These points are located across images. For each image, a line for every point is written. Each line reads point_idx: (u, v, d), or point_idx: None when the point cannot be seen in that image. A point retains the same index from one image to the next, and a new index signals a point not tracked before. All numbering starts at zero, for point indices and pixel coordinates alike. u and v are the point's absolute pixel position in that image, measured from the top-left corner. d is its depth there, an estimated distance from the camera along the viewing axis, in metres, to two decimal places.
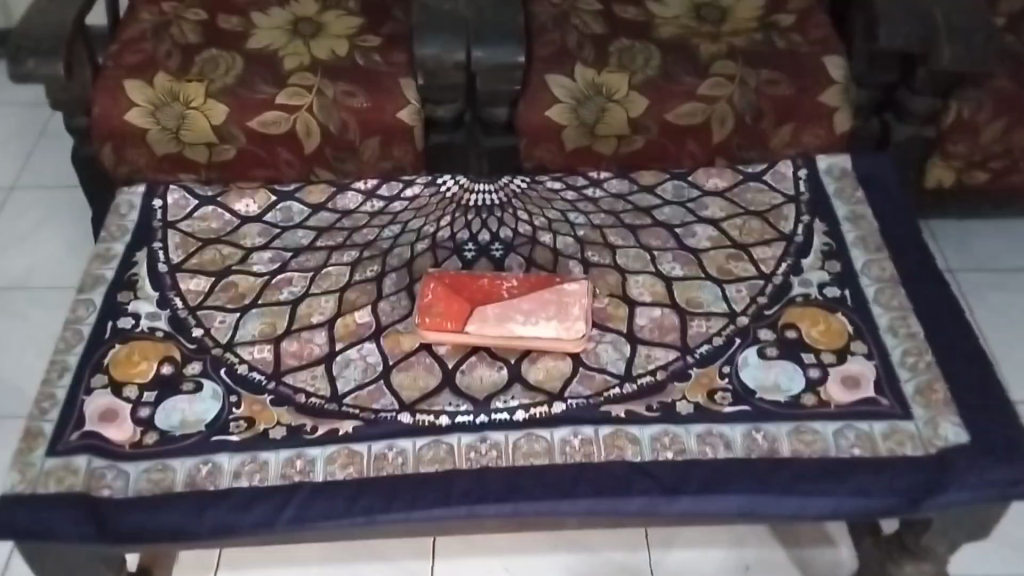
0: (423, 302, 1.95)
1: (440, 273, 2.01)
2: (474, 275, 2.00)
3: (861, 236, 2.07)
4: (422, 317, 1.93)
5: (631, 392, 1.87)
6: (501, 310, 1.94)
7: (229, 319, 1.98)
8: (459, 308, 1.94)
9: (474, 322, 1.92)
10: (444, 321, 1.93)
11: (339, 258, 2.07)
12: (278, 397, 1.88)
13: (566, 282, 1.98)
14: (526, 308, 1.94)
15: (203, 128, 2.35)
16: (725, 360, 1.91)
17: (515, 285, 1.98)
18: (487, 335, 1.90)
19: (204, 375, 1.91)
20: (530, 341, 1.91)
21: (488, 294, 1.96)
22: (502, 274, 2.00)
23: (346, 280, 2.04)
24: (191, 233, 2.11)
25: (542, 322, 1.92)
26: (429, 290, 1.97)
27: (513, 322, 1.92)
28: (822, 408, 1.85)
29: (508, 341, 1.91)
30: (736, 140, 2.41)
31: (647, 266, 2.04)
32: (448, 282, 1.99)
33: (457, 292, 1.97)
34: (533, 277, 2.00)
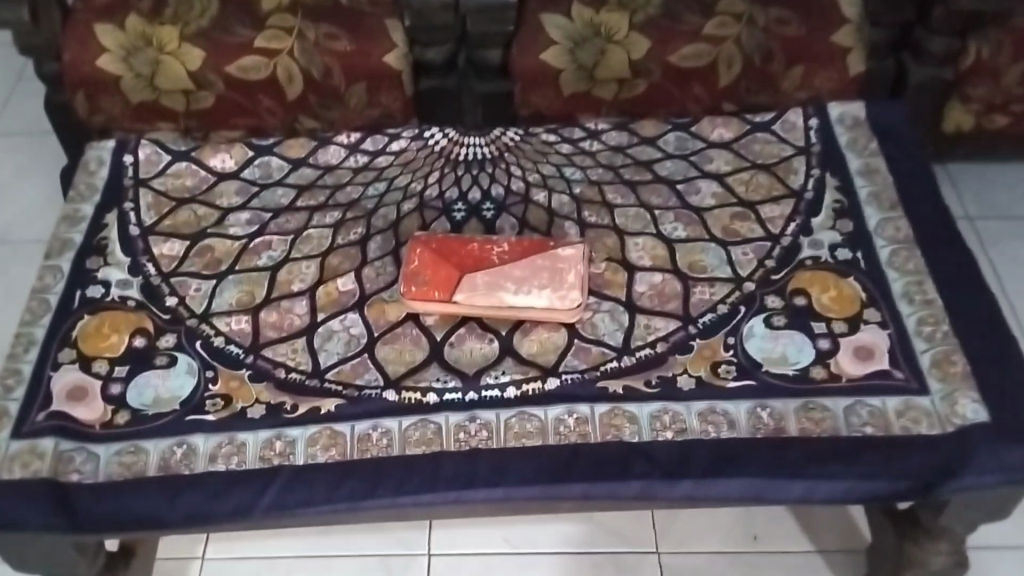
0: (409, 270, 1.85)
1: (427, 236, 1.90)
2: (463, 239, 1.89)
3: (874, 193, 1.95)
4: (408, 287, 1.83)
5: (628, 367, 1.77)
6: (492, 277, 1.83)
7: (205, 287, 1.88)
8: (446, 276, 1.84)
9: (462, 291, 1.82)
10: (431, 291, 1.82)
11: (321, 220, 1.96)
12: (256, 373, 1.78)
13: (560, 246, 1.87)
14: (518, 275, 1.83)
15: (178, 75, 2.23)
16: (729, 330, 1.80)
17: (507, 251, 1.87)
18: (476, 306, 1.80)
19: (178, 349, 1.81)
20: (522, 313, 1.81)
21: (478, 260, 1.86)
22: (493, 238, 1.90)
23: (329, 244, 1.93)
24: (164, 192, 2.00)
25: (535, 291, 1.81)
26: (415, 256, 1.87)
27: (503, 291, 1.81)
28: (832, 383, 1.74)
29: (499, 313, 1.81)
30: (744, 83, 2.27)
31: (647, 227, 1.92)
32: (435, 247, 1.88)
33: (445, 258, 1.86)
34: (526, 240, 1.89)
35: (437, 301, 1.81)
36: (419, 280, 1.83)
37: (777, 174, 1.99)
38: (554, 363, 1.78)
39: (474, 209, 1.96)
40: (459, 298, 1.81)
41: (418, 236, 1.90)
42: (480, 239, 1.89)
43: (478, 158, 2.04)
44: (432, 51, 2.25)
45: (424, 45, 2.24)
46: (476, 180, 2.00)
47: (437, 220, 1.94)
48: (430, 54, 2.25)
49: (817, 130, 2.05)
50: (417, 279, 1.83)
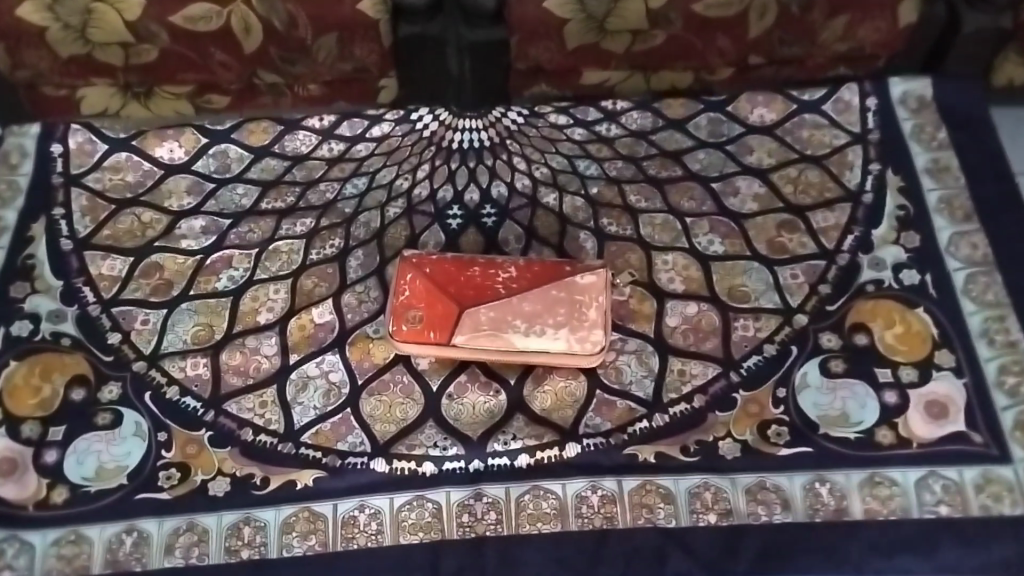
0: (398, 304, 1.55)
1: (418, 257, 1.59)
2: (462, 261, 1.59)
3: (946, 198, 1.65)
4: (397, 327, 1.53)
5: (661, 429, 1.49)
6: (497, 313, 1.53)
7: (154, 319, 1.58)
8: (444, 311, 1.54)
9: (462, 333, 1.52)
10: (425, 332, 1.52)
11: (292, 228, 1.66)
12: (217, 435, 1.51)
13: (578, 271, 1.57)
14: (528, 310, 1.53)
15: (114, 25, 1.85)
16: (779, 381, 1.52)
17: (514, 277, 1.57)
18: (481, 350, 1.51)
19: (123, 403, 1.52)
20: (536, 357, 1.51)
21: (481, 289, 1.55)
22: (496, 260, 1.59)
23: (301, 261, 1.63)
24: (101, 191, 1.69)
25: (549, 331, 1.52)
26: (404, 285, 1.56)
27: (512, 332, 1.52)
28: (900, 448, 1.47)
29: (508, 357, 1.52)
30: (780, 34, 1.91)
31: (679, 242, 1.63)
32: (429, 272, 1.57)
33: (441, 287, 1.56)
34: (536, 263, 1.58)
35: (434, 344, 1.51)
36: (411, 316, 1.54)
37: (830, 172, 1.68)
38: (574, 423, 1.50)
39: (473, 215, 1.67)
40: (460, 340, 1.51)
41: (407, 256, 1.59)
42: (481, 261, 1.59)
43: (475, 148, 1.74)
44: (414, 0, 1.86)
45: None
46: (473, 177, 1.71)
47: (427, 231, 1.65)
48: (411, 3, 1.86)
49: (875, 113, 1.74)
50: (408, 316, 1.54)
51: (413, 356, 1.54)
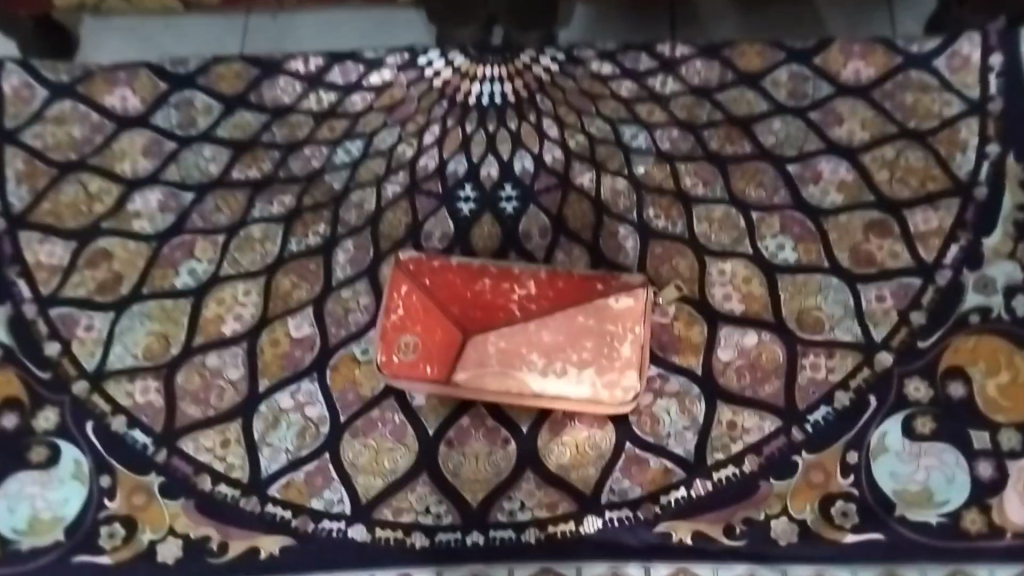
0: (388, 328, 1.25)
1: (417, 262, 1.28)
2: (471, 270, 1.29)
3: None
4: (386, 358, 1.24)
5: (702, 503, 1.21)
6: (508, 346, 1.24)
7: (99, 325, 1.32)
8: (445, 339, 1.25)
9: (463, 369, 1.23)
10: (420, 365, 1.23)
11: (268, 208, 1.38)
12: (169, 482, 1.26)
13: (612, 289, 1.25)
14: (546, 347, 1.23)
15: None
16: (851, 441, 1.22)
17: (532, 296, 1.27)
18: (486, 392, 1.22)
19: (60, 436, 1.27)
20: (553, 403, 1.22)
21: (491, 312, 1.27)
22: (512, 270, 1.28)
23: (277, 253, 1.36)
24: (40, 150, 1.38)
25: (571, 373, 1.22)
26: (397, 301, 1.26)
27: (527, 372, 1.22)
28: (994, 542, 1.15)
29: (518, 401, 1.22)
30: None
31: (742, 246, 1.33)
32: (429, 286, 1.27)
33: (443, 306, 1.27)
34: (560, 275, 1.27)
35: (429, 383, 1.23)
36: (404, 344, 1.24)
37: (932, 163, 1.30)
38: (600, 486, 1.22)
39: (489, 199, 1.39)
40: (462, 380, 1.22)
41: (403, 262, 1.28)
42: (494, 270, 1.29)
43: (495, 104, 1.41)
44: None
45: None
46: (491, 146, 1.41)
47: (428, 219, 1.38)
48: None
49: (999, 75, 1.31)
50: (400, 343, 1.24)
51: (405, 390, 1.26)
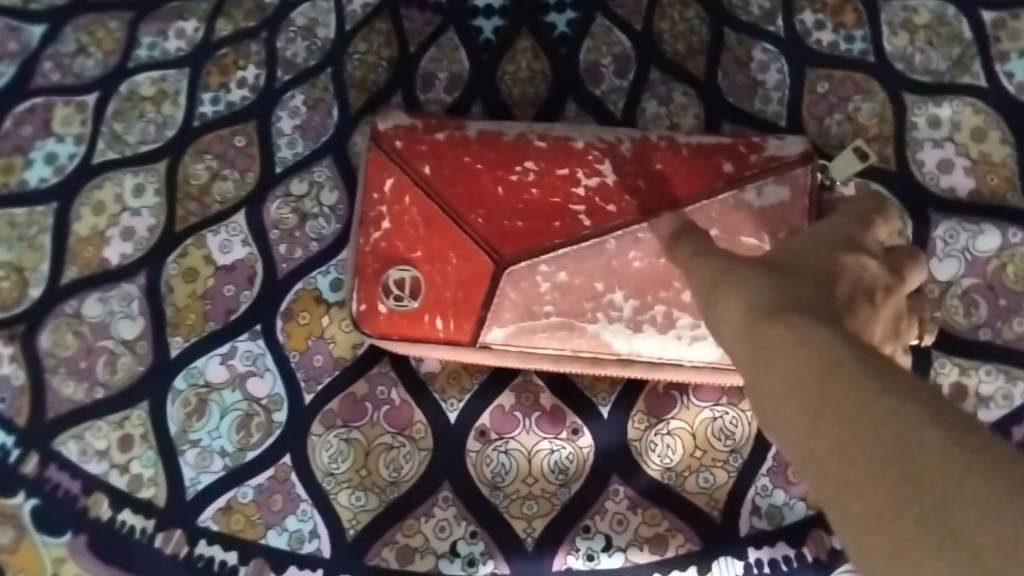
0: (369, 255, 0.69)
1: (412, 143, 0.70)
2: (502, 145, 0.70)
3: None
4: (366, 306, 0.69)
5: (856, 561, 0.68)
6: (574, 283, 0.68)
7: None
8: (464, 267, 0.68)
9: (501, 322, 0.69)
10: (426, 318, 0.69)
11: (161, 44, 0.76)
12: (45, 506, 0.69)
13: (749, 174, 0.68)
14: (637, 279, 0.68)
15: None
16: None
17: (609, 188, 0.69)
18: (541, 354, 0.70)
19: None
20: (655, 368, 0.70)
21: (538, 216, 0.69)
22: (574, 145, 0.70)
23: (184, 122, 0.77)
24: None
25: (682, 325, 0.68)
26: (381, 207, 0.69)
27: (609, 324, 0.68)
28: None
29: (593, 365, 0.71)
30: None
31: (968, 75, 0.73)
32: (432, 178, 0.69)
33: (457, 214, 0.69)
34: (660, 150, 0.69)
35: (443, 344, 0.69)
36: (396, 280, 0.69)
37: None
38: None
39: (529, 12, 0.82)
40: (501, 340, 0.69)
41: (388, 142, 0.70)
42: (542, 147, 0.70)
43: None
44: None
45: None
46: None
47: (425, 52, 0.82)
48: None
49: None
50: (390, 279, 0.69)
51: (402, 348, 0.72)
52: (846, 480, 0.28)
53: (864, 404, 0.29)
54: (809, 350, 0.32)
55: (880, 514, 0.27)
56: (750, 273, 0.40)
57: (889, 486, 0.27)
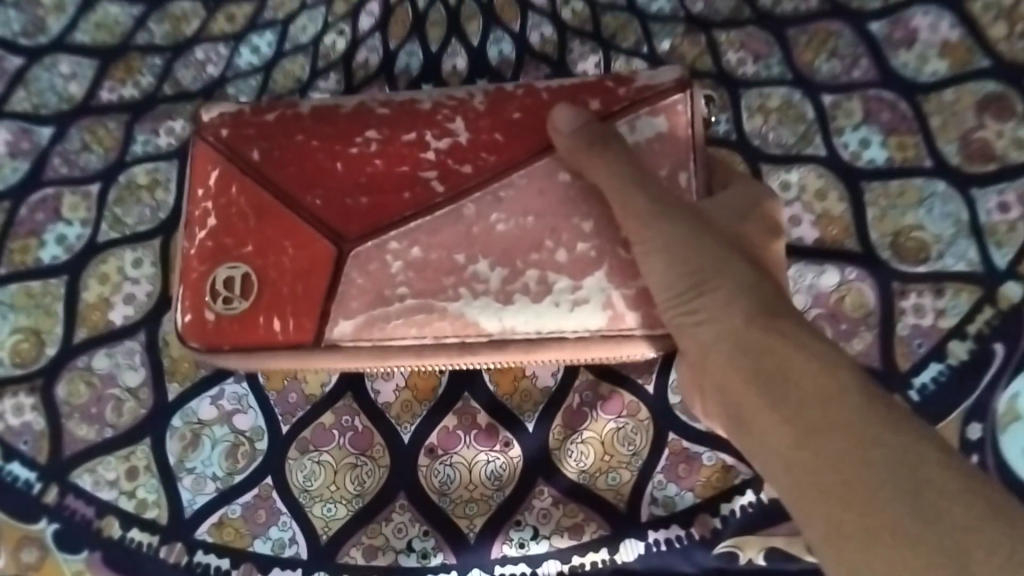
0: (194, 262, 0.77)
1: (235, 129, 0.80)
2: (346, 119, 0.80)
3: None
4: (195, 318, 0.77)
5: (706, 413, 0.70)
6: (425, 271, 0.75)
7: None
8: (304, 250, 0.76)
9: (349, 315, 0.75)
10: (264, 319, 0.76)
11: (153, 140, 0.93)
12: (65, 529, 0.87)
13: (619, 109, 0.78)
14: (506, 245, 0.75)
15: None
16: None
17: (460, 148, 0.78)
18: (407, 348, 0.75)
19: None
20: (535, 348, 0.75)
21: (385, 189, 0.77)
22: (421, 109, 0.80)
23: (174, 205, 0.93)
24: None
25: (560, 290, 0.74)
26: (211, 205, 0.78)
27: (479, 296, 0.75)
28: None
29: (480, 358, 0.76)
30: None
31: (811, 147, 0.90)
32: (262, 162, 0.79)
33: (291, 197, 0.77)
34: (515, 104, 0.79)
35: (274, 350, 0.76)
36: (223, 286, 0.76)
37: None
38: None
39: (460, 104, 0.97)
40: (352, 334, 0.75)
41: (212, 132, 0.80)
42: (381, 147, 0.78)
43: None
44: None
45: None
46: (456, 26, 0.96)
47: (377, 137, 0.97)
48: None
49: None
50: (219, 291, 0.76)
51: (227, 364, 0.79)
52: (773, 404, 0.49)
53: (804, 356, 0.50)
54: (725, 273, 0.57)
55: (736, 371, 0.53)
56: (690, 218, 0.62)
57: (746, 361, 0.52)
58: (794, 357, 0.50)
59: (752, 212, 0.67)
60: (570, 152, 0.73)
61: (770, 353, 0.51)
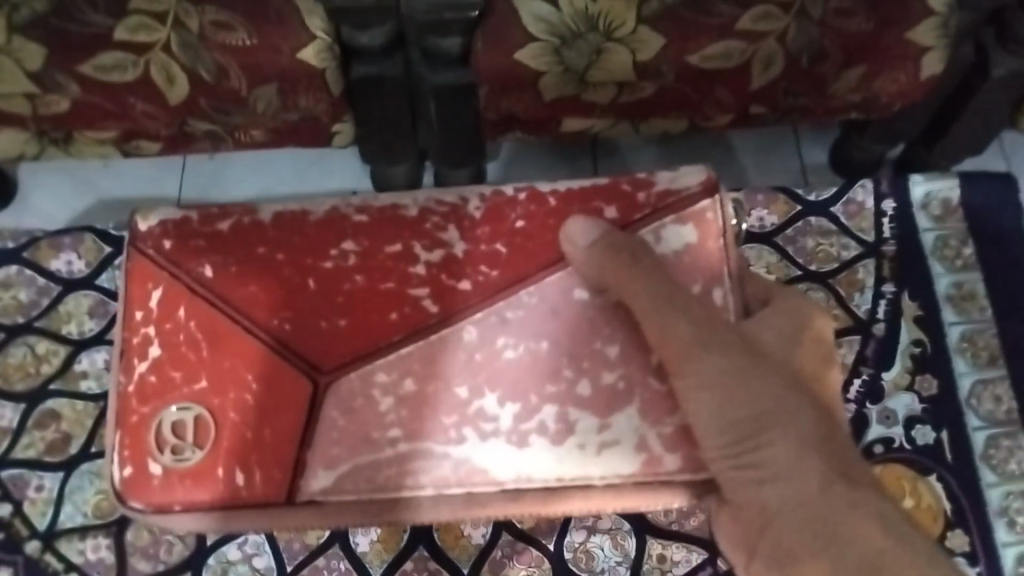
0: (134, 403, 0.75)
1: (181, 241, 0.80)
2: (315, 230, 0.80)
3: (969, 333, 1.10)
4: (138, 472, 0.73)
5: (550, 556, 1.01)
6: (416, 408, 0.74)
7: (52, 483, 1.02)
8: (270, 386, 0.75)
9: (331, 464, 0.73)
10: (220, 469, 0.73)
11: None
12: None
13: (639, 218, 0.81)
14: (512, 375, 0.75)
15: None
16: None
17: (454, 263, 0.79)
18: (397, 502, 0.73)
19: (55, 467, 1.03)
20: (559, 497, 0.74)
21: (364, 308, 0.77)
22: (407, 216, 0.81)
23: None
24: None
25: (586, 429, 0.73)
26: (153, 328, 0.77)
27: (486, 440, 0.73)
28: None
29: (492, 511, 0.74)
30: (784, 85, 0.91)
31: None
32: (214, 284, 0.78)
33: (258, 323, 0.76)
34: (542, 211, 0.81)
35: (228, 505, 0.72)
36: (171, 434, 0.74)
37: (906, 75, 0.90)
38: (464, 552, 1.01)
39: None
40: (317, 491, 0.73)
41: (153, 243, 0.80)
42: (359, 263, 0.79)
43: None
44: (368, 37, 0.82)
45: (350, 28, 0.81)
46: None
47: None
48: (362, 42, 0.82)
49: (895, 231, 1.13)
50: (167, 441, 0.74)
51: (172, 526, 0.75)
52: (792, 497, 0.65)
53: (866, 530, 0.62)
54: (743, 369, 0.69)
55: (778, 484, 0.66)
56: (687, 312, 0.72)
57: (807, 492, 0.65)
58: (863, 526, 0.62)
59: (798, 333, 0.77)
60: (592, 267, 0.76)
61: (839, 530, 0.62)
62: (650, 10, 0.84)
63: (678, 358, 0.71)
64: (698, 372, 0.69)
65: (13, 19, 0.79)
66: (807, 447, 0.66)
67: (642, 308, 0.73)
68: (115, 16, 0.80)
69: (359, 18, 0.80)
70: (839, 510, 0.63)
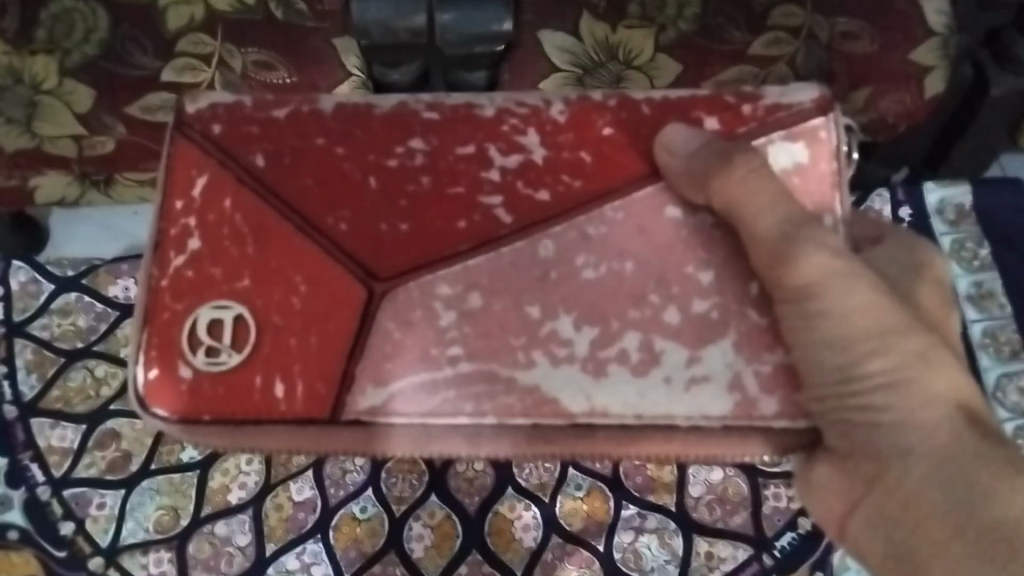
0: (167, 298, 0.68)
1: (233, 126, 0.72)
2: (381, 123, 0.72)
3: (990, 329, 1.12)
4: (164, 375, 0.66)
5: (601, 556, 1.04)
6: (484, 329, 0.66)
7: (112, 502, 1.06)
8: (321, 287, 0.68)
9: (382, 381, 0.66)
10: (257, 379, 0.66)
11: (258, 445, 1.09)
12: None
13: (743, 131, 0.72)
14: (593, 297, 0.67)
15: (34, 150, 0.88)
16: (817, 561, 1.04)
17: (532, 171, 0.70)
18: (453, 431, 0.65)
19: (116, 485, 1.06)
20: (632, 441, 0.65)
21: (431, 211, 0.69)
22: (483, 115, 0.72)
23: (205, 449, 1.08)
24: (49, 342, 1.11)
25: (669, 365, 0.66)
26: (194, 219, 0.69)
27: (558, 367, 0.66)
28: None
29: (560, 450, 0.66)
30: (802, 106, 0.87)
31: None
32: (266, 170, 0.70)
33: (313, 222, 0.69)
34: (635, 119, 0.72)
35: (261, 421, 0.65)
36: (207, 335, 0.66)
37: (911, 95, 0.86)
38: (516, 555, 1.04)
39: None
40: (365, 411, 0.65)
41: (202, 125, 0.72)
42: (428, 163, 0.71)
43: None
44: (398, 75, 0.81)
45: (381, 66, 0.80)
46: None
47: None
48: (392, 80, 0.81)
49: (909, 228, 1.16)
50: (201, 341, 0.66)
51: (197, 443, 0.67)
52: (939, 445, 0.62)
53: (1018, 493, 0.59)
54: (881, 304, 0.64)
55: (918, 433, 0.62)
56: (801, 219, 0.67)
57: (946, 446, 0.62)
58: (1004, 487, 0.60)
59: (912, 270, 0.75)
60: (690, 181, 0.68)
61: (986, 485, 0.60)
62: (668, 38, 0.83)
63: (805, 282, 0.64)
64: (840, 299, 0.64)
65: (66, 62, 0.82)
66: (940, 393, 0.63)
67: (746, 194, 0.67)
68: (162, 58, 0.83)
69: (387, 56, 0.79)
70: (982, 472, 0.60)
